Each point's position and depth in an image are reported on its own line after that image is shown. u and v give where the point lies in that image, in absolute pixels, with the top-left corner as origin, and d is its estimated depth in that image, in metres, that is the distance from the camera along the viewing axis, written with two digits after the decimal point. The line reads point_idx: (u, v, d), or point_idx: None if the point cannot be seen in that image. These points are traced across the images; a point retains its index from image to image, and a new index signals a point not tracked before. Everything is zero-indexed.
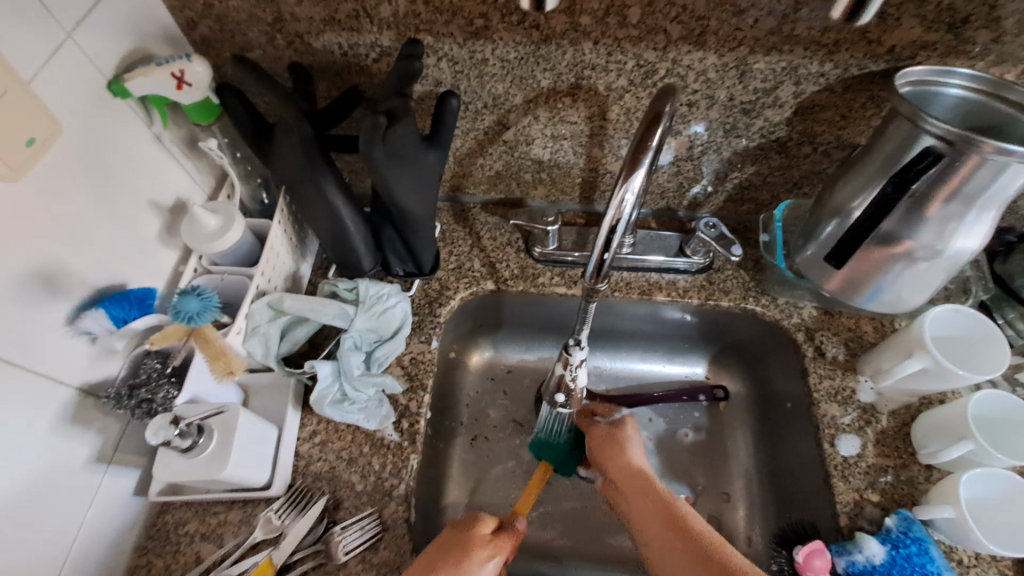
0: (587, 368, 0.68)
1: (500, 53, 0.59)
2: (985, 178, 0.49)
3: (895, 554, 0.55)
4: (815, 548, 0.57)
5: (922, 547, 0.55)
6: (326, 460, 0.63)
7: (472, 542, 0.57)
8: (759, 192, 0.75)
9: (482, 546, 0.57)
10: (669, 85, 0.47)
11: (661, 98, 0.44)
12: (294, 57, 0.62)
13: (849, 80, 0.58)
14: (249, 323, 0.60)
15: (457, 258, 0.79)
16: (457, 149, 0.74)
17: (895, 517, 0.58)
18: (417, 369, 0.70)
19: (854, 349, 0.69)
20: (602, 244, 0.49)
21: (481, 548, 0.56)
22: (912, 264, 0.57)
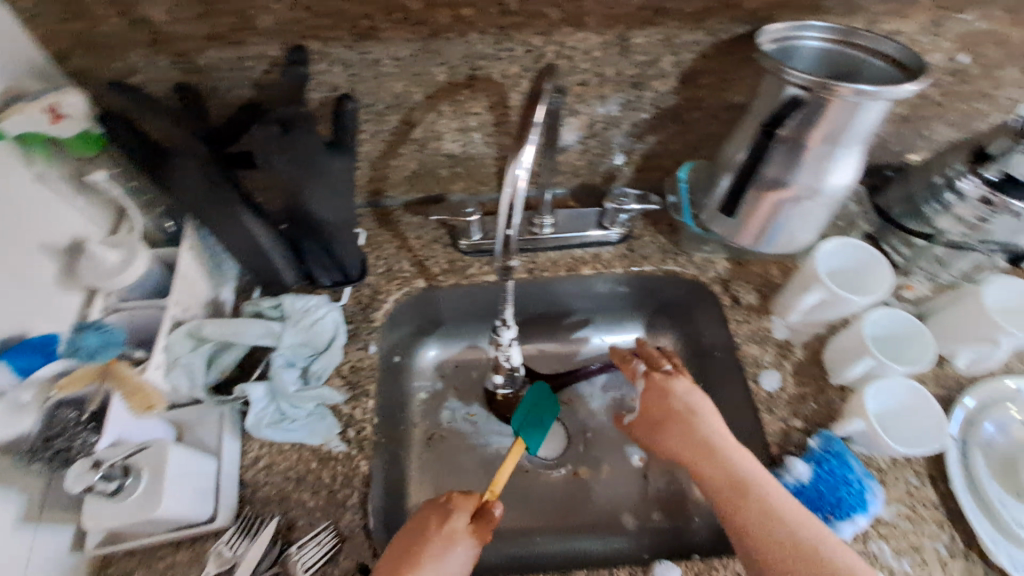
0: (518, 346, 0.71)
1: (391, 52, 0.60)
2: (845, 117, 0.54)
3: (819, 470, 0.60)
4: None
5: (841, 460, 0.60)
6: (274, 483, 0.62)
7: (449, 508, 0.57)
8: (664, 160, 0.79)
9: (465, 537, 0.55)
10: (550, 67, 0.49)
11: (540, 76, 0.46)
12: (181, 77, 0.61)
13: (720, 44, 0.62)
14: (169, 355, 0.58)
15: (385, 261, 0.79)
16: (368, 153, 0.74)
17: (817, 437, 0.63)
18: (357, 376, 0.69)
19: (766, 293, 0.75)
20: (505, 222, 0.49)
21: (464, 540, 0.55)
22: (798, 203, 0.62)
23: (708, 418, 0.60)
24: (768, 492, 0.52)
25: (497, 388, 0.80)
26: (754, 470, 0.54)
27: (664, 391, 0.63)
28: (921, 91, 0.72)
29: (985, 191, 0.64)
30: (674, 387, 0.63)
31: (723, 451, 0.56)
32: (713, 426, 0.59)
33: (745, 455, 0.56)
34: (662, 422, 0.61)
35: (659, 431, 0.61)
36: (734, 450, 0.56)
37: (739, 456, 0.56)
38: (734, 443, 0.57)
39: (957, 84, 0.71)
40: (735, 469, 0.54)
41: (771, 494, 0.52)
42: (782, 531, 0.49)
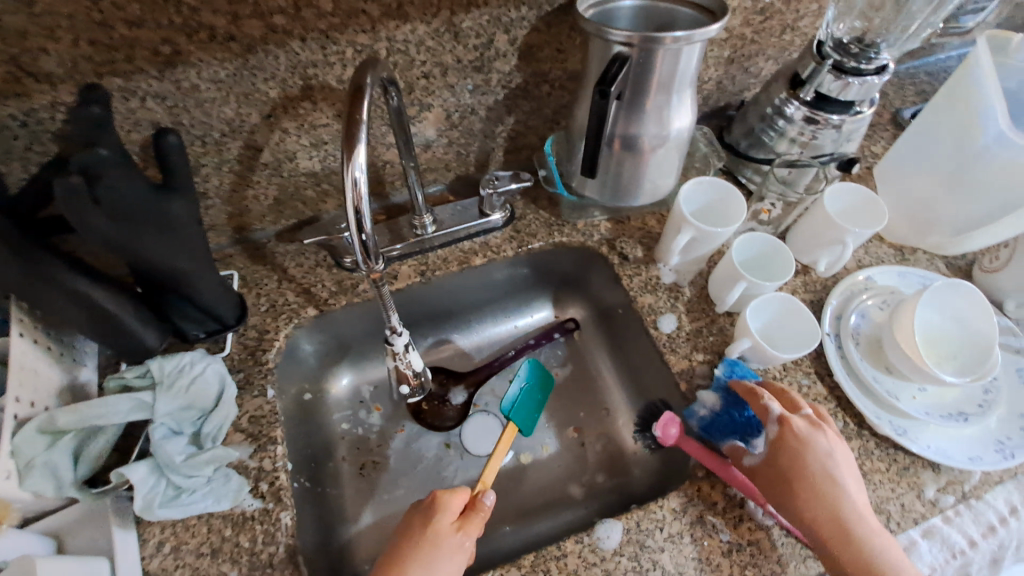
0: (416, 350, 0.69)
1: (207, 75, 0.55)
2: (671, 64, 0.58)
3: (727, 397, 0.65)
4: (668, 420, 0.66)
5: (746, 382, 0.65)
6: (185, 564, 0.56)
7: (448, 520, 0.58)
8: (529, 137, 0.80)
9: (451, 534, 0.57)
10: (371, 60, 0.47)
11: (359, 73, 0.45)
12: None
13: (547, 16, 0.64)
14: (19, 459, 0.51)
15: (267, 298, 0.73)
16: (217, 188, 0.68)
17: (722, 364, 0.67)
18: (259, 425, 0.64)
19: (648, 244, 0.79)
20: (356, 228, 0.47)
21: (453, 537, 0.57)
22: (652, 153, 0.66)
23: (837, 463, 0.57)
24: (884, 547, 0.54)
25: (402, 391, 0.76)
26: (859, 502, 0.56)
27: (800, 442, 0.58)
28: (737, 32, 0.78)
29: (806, 113, 0.73)
30: (807, 432, 0.59)
31: (841, 479, 0.56)
32: (841, 459, 0.58)
33: (861, 487, 0.57)
34: (792, 484, 0.56)
35: (783, 492, 0.57)
36: (845, 472, 0.57)
37: (857, 495, 0.56)
38: (857, 479, 0.58)
39: (764, 20, 0.78)
40: (835, 511, 0.55)
41: (890, 552, 0.54)
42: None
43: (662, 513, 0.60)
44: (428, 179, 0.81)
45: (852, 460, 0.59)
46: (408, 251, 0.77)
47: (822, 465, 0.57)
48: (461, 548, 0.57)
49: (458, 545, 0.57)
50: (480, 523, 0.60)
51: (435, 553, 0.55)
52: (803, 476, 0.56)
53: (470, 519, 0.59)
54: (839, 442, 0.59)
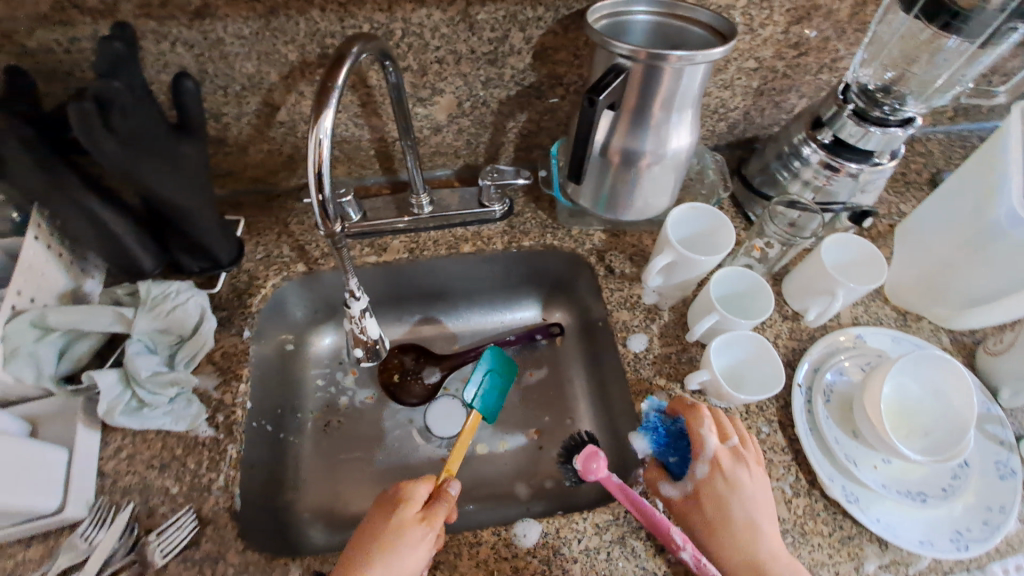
0: (373, 318, 0.71)
1: (233, 31, 0.60)
2: (672, 82, 0.57)
3: (655, 438, 0.63)
4: (590, 453, 0.65)
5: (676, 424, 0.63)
6: (134, 472, 0.60)
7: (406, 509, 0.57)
8: (540, 137, 0.82)
9: (415, 523, 0.56)
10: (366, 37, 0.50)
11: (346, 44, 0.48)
12: (10, 60, 0.59)
13: (564, 20, 0.65)
14: (7, 345, 0.56)
15: (264, 248, 0.78)
16: (235, 138, 0.73)
17: (648, 403, 0.66)
18: (229, 361, 0.68)
19: (638, 261, 0.78)
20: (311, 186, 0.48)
21: (416, 526, 0.56)
22: (647, 169, 0.65)
23: (749, 492, 0.58)
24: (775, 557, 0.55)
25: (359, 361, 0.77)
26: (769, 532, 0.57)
27: (721, 479, 0.59)
28: (768, 64, 0.76)
29: (824, 157, 0.71)
30: (729, 468, 0.59)
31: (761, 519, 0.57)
32: (755, 496, 0.58)
33: (766, 510, 0.58)
34: (714, 524, 0.58)
35: (707, 528, 0.58)
36: (762, 511, 0.58)
37: (768, 526, 0.57)
38: (767, 506, 0.58)
39: (797, 56, 0.76)
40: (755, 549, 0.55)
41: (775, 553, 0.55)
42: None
43: (586, 526, 0.60)
44: (436, 163, 0.83)
45: (765, 489, 0.59)
46: (413, 225, 0.80)
47: (733, 498, 0.57)
48: (426, 538, 0.55)
49: (422, 533, 0.55)
50: (445, 512, 0.58)
51: (397, 545, 0.54)
52: (710, 504, 0.58)
53: (434, 508, 0.58)
54: (754, 475, 0.59)
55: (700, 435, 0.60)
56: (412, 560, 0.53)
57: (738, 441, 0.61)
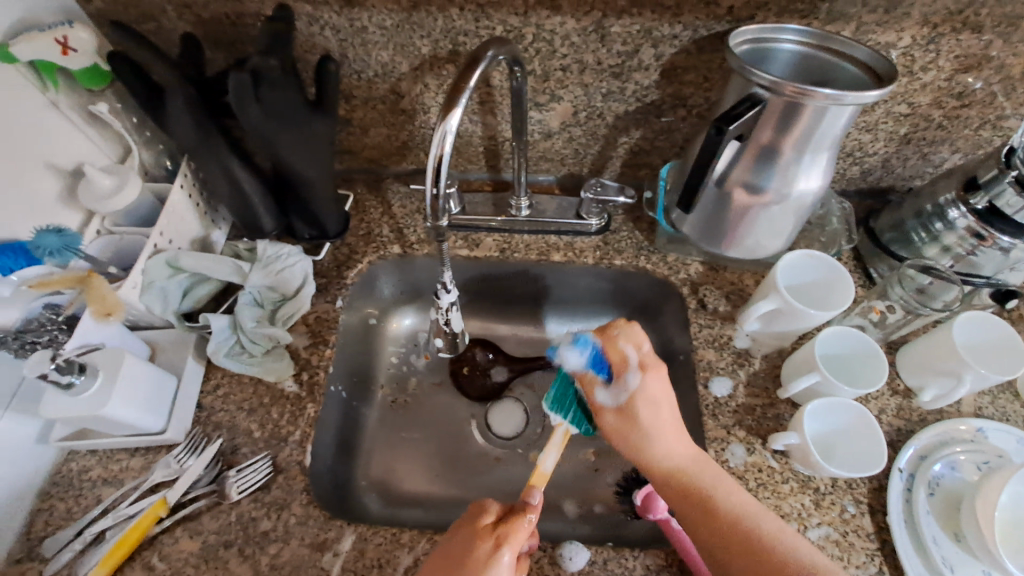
0: (458, 310, 0.72)
1: (377, 21, 0.63)
2: (812, 121, 0.53)
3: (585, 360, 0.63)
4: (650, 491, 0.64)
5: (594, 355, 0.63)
6: (227, 410, 0.67)
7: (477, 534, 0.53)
8: (650, 157, 0.79)
9: (486, 538, 0.53)
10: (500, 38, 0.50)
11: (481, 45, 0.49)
12: (187, 28, 0.66)
13: (701, 40, 0.63)
14: (145, 277, 0.63)
15: (367, 226, 0.82)
16: (360, 119, 0.77)
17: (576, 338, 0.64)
18: (321, 326, 0.73)
19: (734, 301, 0.74)
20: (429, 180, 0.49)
21: (487, 542, 0.52)
22: (765, 209, 0.61)
23: (648, 407, 0.59)
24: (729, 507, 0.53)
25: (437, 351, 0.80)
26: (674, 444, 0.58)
27: (645, 394, 0.59)
28: (922, 111, 0.69)
29: (973, 224, 0.64)
30: (648, 381, 0.60)
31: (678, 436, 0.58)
32: (658, 398, 0.59)
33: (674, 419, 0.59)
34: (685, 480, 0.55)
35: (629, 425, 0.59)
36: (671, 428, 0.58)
37: (671, 440, 0.58)
38: (676, 418, 0.59)
39: (958, 106, 0.68)
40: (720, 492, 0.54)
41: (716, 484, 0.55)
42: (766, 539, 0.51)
43: (634, 564, 0.58)
44: (541, 167, 0.83)
45: (669, 394, 0.60)
46: (500, 226, 0.81)
47: (643, 406, 0.59)
48: (497, 557, 0.51)
49: (492, 551, 0.52)
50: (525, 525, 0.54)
51: (468, 562, 0.51)
52: (634, 426, 0.59)
53: (512, 526, 0.53)
54: (660, 390, 0.60)
55: (623, 355, 0.61)
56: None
57: (651, 353, 0.61)
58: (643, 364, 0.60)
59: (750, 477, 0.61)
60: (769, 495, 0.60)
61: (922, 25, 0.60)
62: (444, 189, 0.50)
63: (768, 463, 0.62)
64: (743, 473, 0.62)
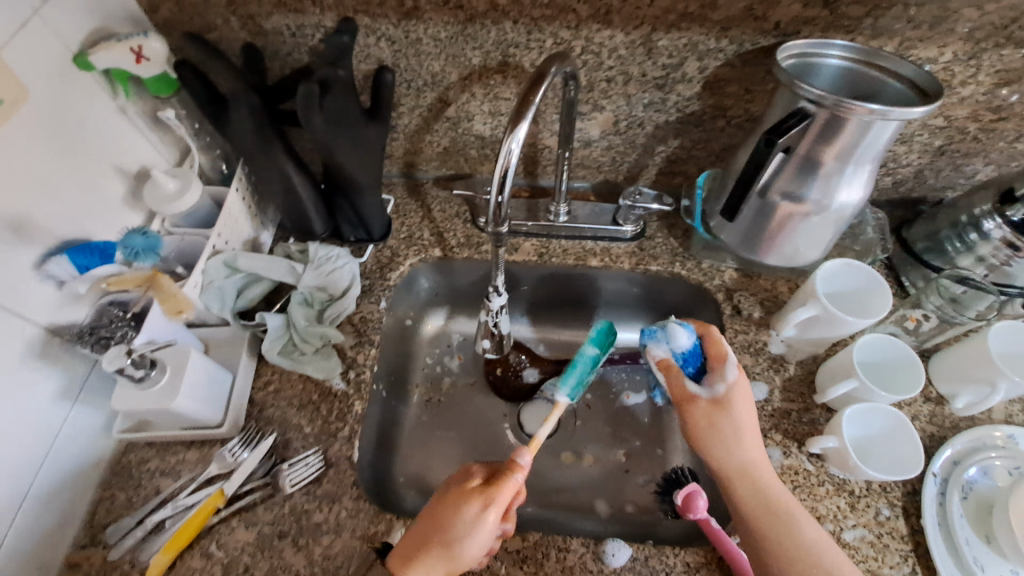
0: (507, 314, 0.74)
1: (432, 33, 0.66)
2: (857, 136, 0.54)
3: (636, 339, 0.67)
4: (693, 490, 0.66)
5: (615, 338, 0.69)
6: (278, 406, 0.68)
7: (466, 497, 0.54)
8: (686, 165, 0.81)
9: (475, 500, 0.54)
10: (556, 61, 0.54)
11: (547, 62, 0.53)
12: (248, 38, 0.69)
13: (745, 54, 0.65)
14: (206, 277, 0.66)
15: (408, 229, 0.84)
16: (405, 126, 0.80)
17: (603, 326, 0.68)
18: (366, 326, 0.75)
19: (769, 307, 0.75)
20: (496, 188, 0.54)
21: (474, 503, 0.54)
22: (805, 219, 0.63)
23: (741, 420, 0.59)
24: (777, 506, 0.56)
25: (483, 352, 0.80)
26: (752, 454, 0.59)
27: (738, 391, 0.60)
28: (959, 124, 0.70)
29: (1009, 236, 0.66)
30: (738, 386, 0.60)
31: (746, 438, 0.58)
32: (748, 404, 0.60)
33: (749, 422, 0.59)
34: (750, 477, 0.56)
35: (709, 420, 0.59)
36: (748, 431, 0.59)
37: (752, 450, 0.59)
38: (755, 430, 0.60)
39: (995, 120, 0.70)
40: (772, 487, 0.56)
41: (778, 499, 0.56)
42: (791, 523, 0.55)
43: (674, 561, 0.60)
44: (578, 174, 0.85)
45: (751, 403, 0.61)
46: (535, 231, 0.83)
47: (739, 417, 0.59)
48: (484, 517, 0.53)
49: (479, 512, 0.53)
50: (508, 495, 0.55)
51: (455, 520, 0.53)
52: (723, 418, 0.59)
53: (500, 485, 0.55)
54: (747, 416, 0.60)
55: (723, 349, 0.62)
56: (470, 539, 0.52)
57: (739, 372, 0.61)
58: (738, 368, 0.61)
59: (787, 479, 0.63)
60: (805, 497, 0.62)
61: (965, 41, 0.62)
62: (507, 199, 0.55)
63: (804, 466, 0.64)
64: (780, 475, 0.63)
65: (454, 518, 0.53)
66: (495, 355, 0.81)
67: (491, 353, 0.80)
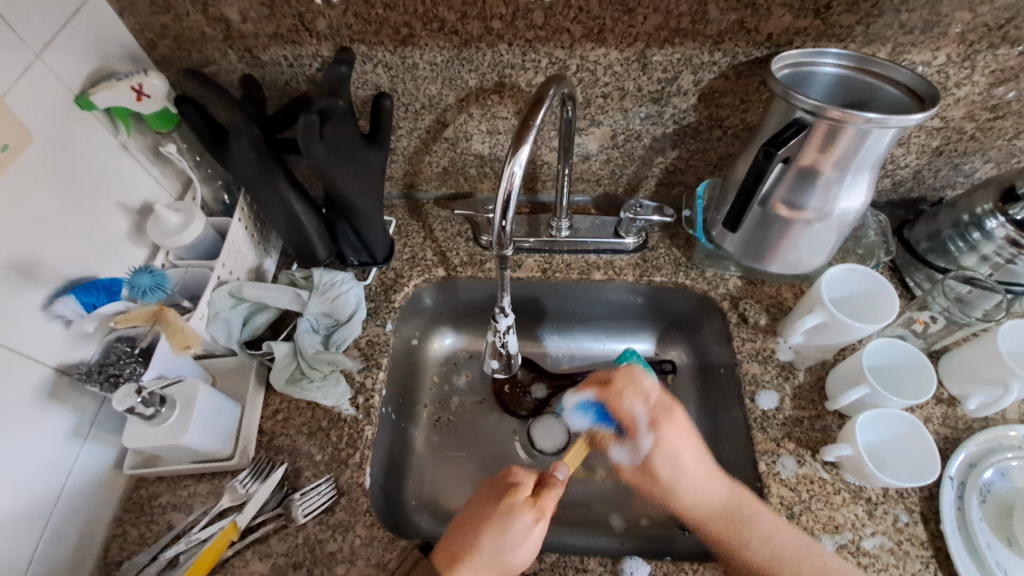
0: (515, 333, 0.75)
1: (428, 58, 0.67)
2: (854, 144, 0.55)
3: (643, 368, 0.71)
4: None
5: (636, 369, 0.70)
6: (287, 435, 0.68)
7: (517, 505, 0.60)
8: (685, 175, 0.82)
9: (527, 507, 0.60)
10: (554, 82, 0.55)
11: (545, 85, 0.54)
12: (246, 69, 0.70)
13: (739, 66, 0.66)
14: (211, 309, 0.66)
15: (410, 250, 0.85)
16: (404, 149, 0.80)
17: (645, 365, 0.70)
18: (372, 350, 0.75)
19: (774, 314, 0.75)
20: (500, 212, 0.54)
21: (527, 511, 0.59)
22: (807, 226, 0.63)
23: (668, 474, 0.67)
24: (764, 538, 0.58)
25: (492, 371, 0.81)
26: (698, 492, 0.65)
27: (661, 449, 0.67)
28: (956, 124, 0.71)
29: (1013, 233, 0.66)
30: (661, 433, 0.67)
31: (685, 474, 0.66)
32: (677, 450, 0.66)
33: (692, 452, 0.66)
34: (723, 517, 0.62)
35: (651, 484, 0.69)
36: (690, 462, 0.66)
37: (694, 481, 0.65)
38: (700, 463, 0.66)
39: (992, 118, 0.70)
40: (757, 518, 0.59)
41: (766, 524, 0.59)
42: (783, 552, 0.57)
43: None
44: (578, 188, 0.85)
45: (688, 441, 0.67)
46: (537, 246, 0.83)
47: (661, 469, 0.67)
48: (536, 527, 0.59)
49: (531, 520, 0.59)
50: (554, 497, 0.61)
51: (509, 524, 0.58)
52: (657, 484, 0.68)
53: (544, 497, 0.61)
54: (671, 458, 0.67)
55: (631, 415, 0.69)
56: (524, 545, 0.57)
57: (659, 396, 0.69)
58: (654, 422, 0.68)
59: (803, 489, 0.62)
60: (822, 506, 0.61)
61: (958, 43, 0.62)
62: (512, 222, 0.55)
63: (819, 475, 0.63)
64: (795, 485, 0.63)
65: (507, 520, 0.59)
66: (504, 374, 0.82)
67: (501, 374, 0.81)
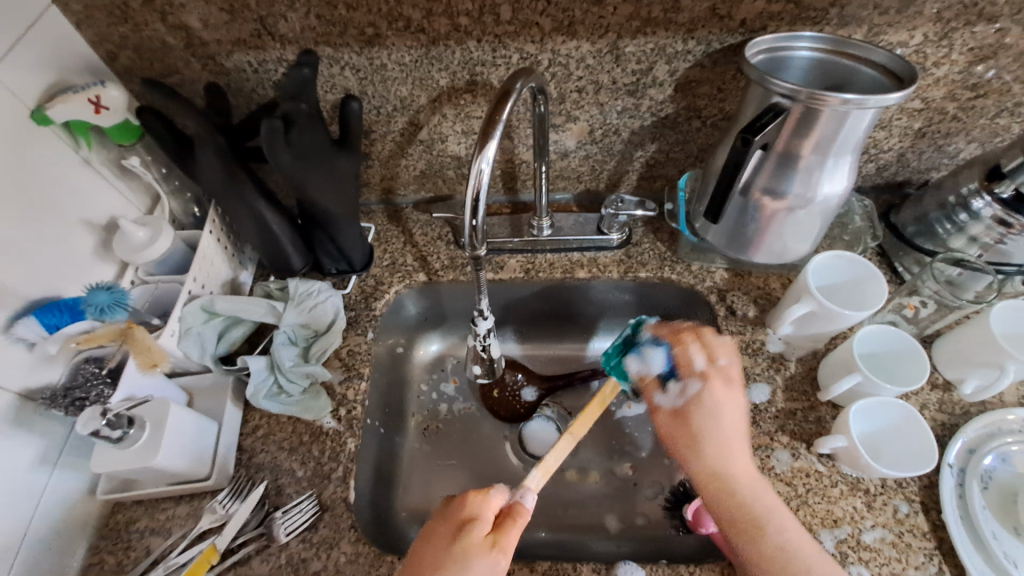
0: (496, 335, 0.72)
1: (396, 58, 0.65)
2: (833, 127, 0.53)
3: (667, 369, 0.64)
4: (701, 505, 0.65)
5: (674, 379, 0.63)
6: (268, 451, 0.66)
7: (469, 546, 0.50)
8: (666, 168, 0.80)
9: (485, 551, 0.50)
10: (522, 79, 0.53)
11: (510, 78, 0.52)
12: (211, 78, 0.68)
13: (713, 53, 0.64)
14: (183, 324, 0.64)
15: (391, 256, 0.83)
16: (378, 153, 0.79)
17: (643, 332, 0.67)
18: (354, 359, 0.73)
19: (763, 306, 0.74)
20: (470, 210, 0.52)
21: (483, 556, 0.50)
22: (790, 214, 0.62)
23: (716, 406, 0.60)
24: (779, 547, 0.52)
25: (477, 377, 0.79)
26: (730, 429, 0.59)
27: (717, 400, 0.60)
28: (937, 105, 0.70)
29: (1000, 213, 0.65)
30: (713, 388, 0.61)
31: (734, 446, 0.58)
32: (721, 412, 0.60)
33: (735, 427, 0.59)
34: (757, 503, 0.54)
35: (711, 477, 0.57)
36: (730, 426, 0.59)
37: (728, 429, 0.59)
38: (741, 430, 0.59)
39: (974, 97, 0.69)
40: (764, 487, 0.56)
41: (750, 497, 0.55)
42: (771, 521, 0.54)
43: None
44: (558, 186, 0.84)
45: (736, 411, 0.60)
46: (521, 247, 0.81)
47: (723, 405, 0.60)
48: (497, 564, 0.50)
49: (491, 564, 0.49)
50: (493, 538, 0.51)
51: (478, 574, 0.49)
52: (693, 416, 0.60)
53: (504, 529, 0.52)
54: (730, 404, 0.60)
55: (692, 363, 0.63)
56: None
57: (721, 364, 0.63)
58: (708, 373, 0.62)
59: (799, 483, 0.61)
60: (819, 500, 0.60)
61: (935, 21, 0.61)
62: (483, 220, 0.53)
63: (815, 468, 0.62)
64: (791, 479, 0.61)
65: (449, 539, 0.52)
66: (489, 380, 0.80)
67: (485, 380, 0.78)
